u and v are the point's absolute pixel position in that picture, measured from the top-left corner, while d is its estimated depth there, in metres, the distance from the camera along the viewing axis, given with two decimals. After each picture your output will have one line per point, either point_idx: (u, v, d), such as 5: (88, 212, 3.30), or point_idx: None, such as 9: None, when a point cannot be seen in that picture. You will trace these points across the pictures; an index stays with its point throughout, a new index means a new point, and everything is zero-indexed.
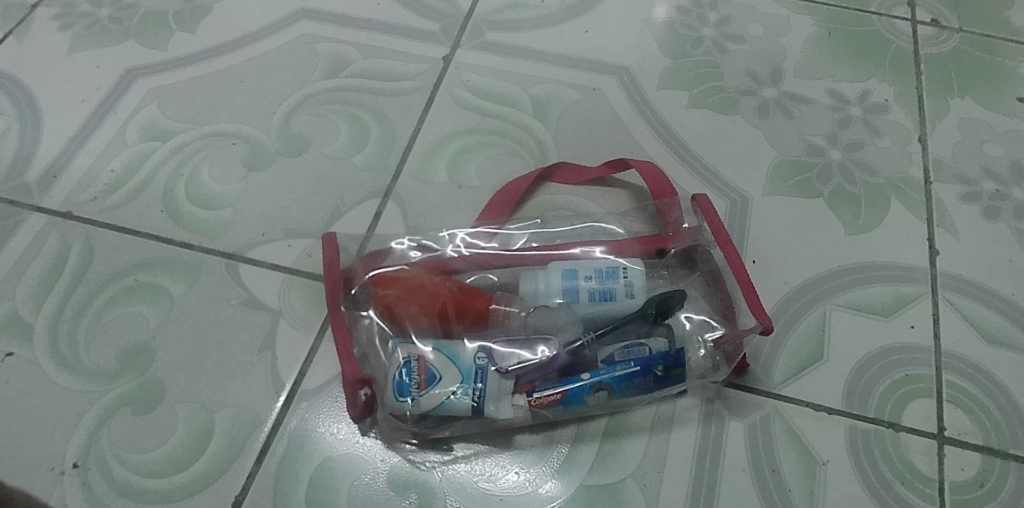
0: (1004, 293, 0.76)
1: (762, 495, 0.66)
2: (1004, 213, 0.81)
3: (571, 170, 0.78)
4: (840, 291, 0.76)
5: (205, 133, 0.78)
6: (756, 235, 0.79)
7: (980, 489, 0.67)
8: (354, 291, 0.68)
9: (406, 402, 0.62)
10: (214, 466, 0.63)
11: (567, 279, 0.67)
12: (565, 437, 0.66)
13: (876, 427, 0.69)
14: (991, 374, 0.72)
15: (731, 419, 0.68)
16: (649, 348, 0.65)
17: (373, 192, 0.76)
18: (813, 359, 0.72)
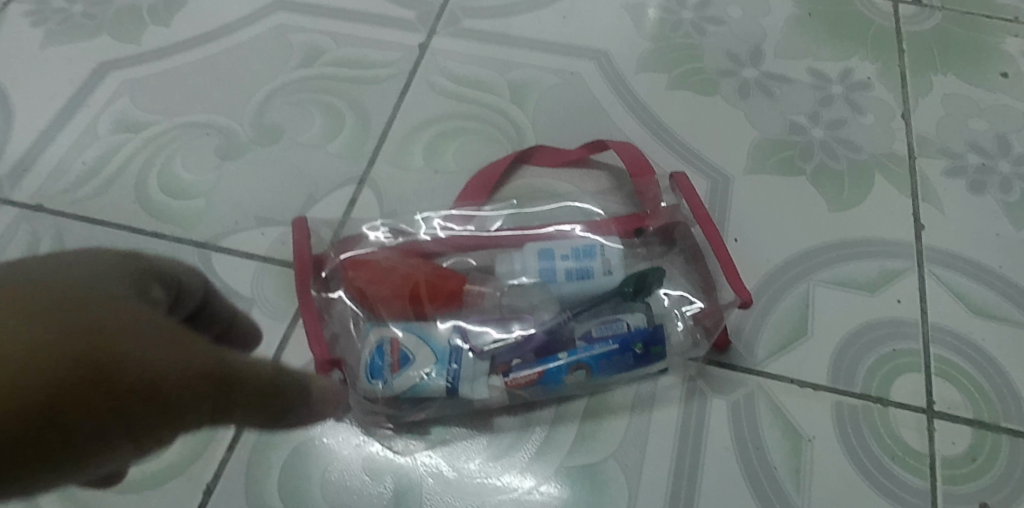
0: (992, 267, 0.75)
1: (748, 473, 0.65)
2: (990, 187, 0.80)
3: (547, 153, 0.76)
4: (824, 267, 0.75)
5: (178, 124, 0.78)
6: (737, 213, 0.78)
7: (973, 464, 0.66)
8: (325, 274, 0.67)
9: (378, 385, 0.60)
10: (186, 454, 0.62)
11: (543, 259, 0.66)
12: (545, 418, 0.65)
13: (864, 402, 0.68)
14: (980, 346, 0.71)
15: (714, 396, 0.67)
16: (627, 324, 0.64)
17: (348, 179, 0.75)
18: (798, 335, 0.71)
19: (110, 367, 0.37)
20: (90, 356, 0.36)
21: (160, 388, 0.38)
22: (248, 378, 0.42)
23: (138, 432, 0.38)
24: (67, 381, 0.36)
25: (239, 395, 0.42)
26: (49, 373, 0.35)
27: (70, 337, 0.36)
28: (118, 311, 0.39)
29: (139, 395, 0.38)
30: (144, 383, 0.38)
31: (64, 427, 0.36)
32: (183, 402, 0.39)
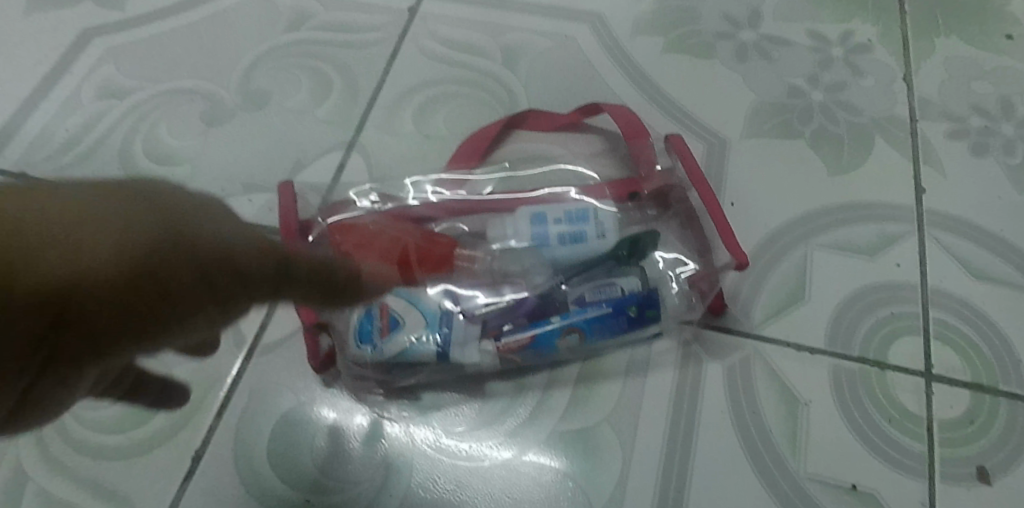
0: (994, 230, 0.73)
1: (742, 438, 0.64)
2: (993, 149, 0.77)
3: (540, 117, 0.75)
4: (823, 231, 0.73)
5: (163, 90, 0.76)
6: (734, 177, 0.76)
7: (971, 427, 0.65)
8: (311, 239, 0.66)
9: (367, 350, 0.59)
10: (174, 421, 0.61)
11: (537, 224, 0.64)
12: (538, 384, 0.64)
13: (861, 366, 0.66)
14: (980, 310, 0.69)
15: (709, 361, 0.66)
16: (621, 288, 0.62)
17: (336, 144, 0.74)
18: (795, 299, 0.69)
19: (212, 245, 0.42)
20: (161, 243, 0.40)
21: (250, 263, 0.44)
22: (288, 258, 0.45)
23: (212, 308, 0.43)
24: (145, 260, 0.39)
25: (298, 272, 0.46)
26: (130, 253, 0.39)
27: (142, 223, 0.40)
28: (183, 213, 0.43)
29: (222, 278, 0.42)
30: (230, 259, 0.43)
31: (146, 303, 0.40)
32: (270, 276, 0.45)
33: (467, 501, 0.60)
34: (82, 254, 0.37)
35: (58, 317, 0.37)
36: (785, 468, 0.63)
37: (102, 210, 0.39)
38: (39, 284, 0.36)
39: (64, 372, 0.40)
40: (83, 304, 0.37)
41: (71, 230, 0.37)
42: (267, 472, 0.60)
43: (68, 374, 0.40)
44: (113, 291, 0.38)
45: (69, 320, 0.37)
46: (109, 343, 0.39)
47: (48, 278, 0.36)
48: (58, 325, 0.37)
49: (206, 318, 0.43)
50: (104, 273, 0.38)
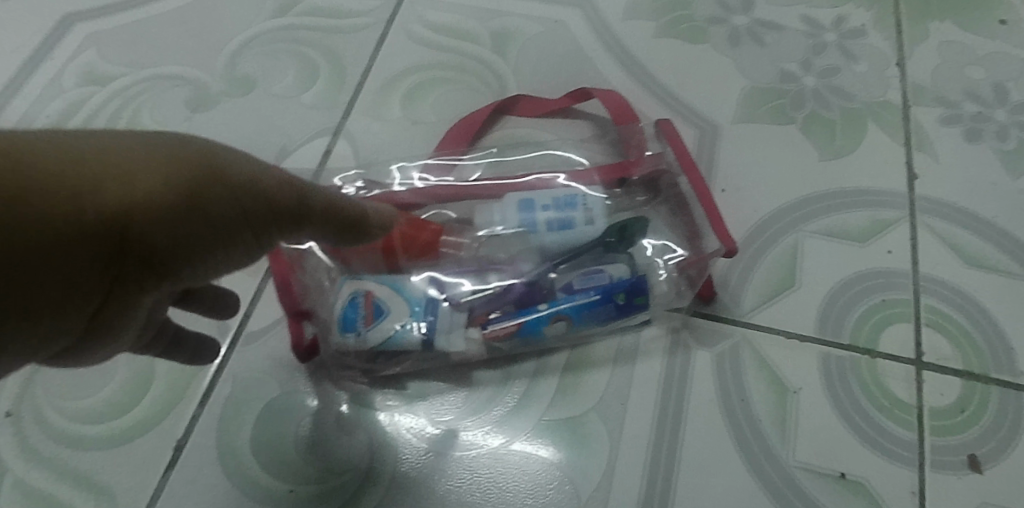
0: (986, 217, 0.72)
1: (730, 426, 0.63)
2: (985, 135, 0.76)
3: (530, 103, 0.74)
4: (814, 218, 0.72)
5: (146, 76, 0.75)
6: (725, 164, 0.75)
7: (962, 415, 0.64)
8: None
9: (351, 338, 0.59)
10: (157, 410, 0.61)
11: (524, 210, 0.64)
12: (525, 372, 0.64)
13: (851, 354, 0.66)
14: (971, 297, 0.69)
15: (698, 348, 0.66)
16: (609, 276, 0.62)
17: (322, 130, 0.74)
18: (784, 287, 0.69)
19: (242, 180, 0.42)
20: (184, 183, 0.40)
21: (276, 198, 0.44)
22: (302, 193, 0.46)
23: (253, 232, 0.44)
24: (190, 183, 0.40)
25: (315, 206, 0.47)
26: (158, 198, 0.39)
27: (178, 148, 0.40)
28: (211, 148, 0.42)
29: (262, 202, 0.43)
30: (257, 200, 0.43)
31: (198, 224, 0.40)
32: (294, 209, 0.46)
33: (453, 490, 0.60)
34: (132, 179, 0.38)
35: (120, 240, 0.38)
36: (774, 456, 0.63)
37: (138, 138, 0.40)
38: (99, 206, 0.37)
39: (129, 294, 0.41)
40: (140, 227, 0.38)
41: (115, 156, 0.38)
42: (250, 461, 0.60)
43: (131, 298, 0.41)
44: (168, 212, 0.39)
45: (131, 241, 0.39)
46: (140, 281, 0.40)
47: (107, 203, 0.37)
48: (121, 248, 0.38)
49: (250, 242, 0.44)
50: (154, 196, 0.39)
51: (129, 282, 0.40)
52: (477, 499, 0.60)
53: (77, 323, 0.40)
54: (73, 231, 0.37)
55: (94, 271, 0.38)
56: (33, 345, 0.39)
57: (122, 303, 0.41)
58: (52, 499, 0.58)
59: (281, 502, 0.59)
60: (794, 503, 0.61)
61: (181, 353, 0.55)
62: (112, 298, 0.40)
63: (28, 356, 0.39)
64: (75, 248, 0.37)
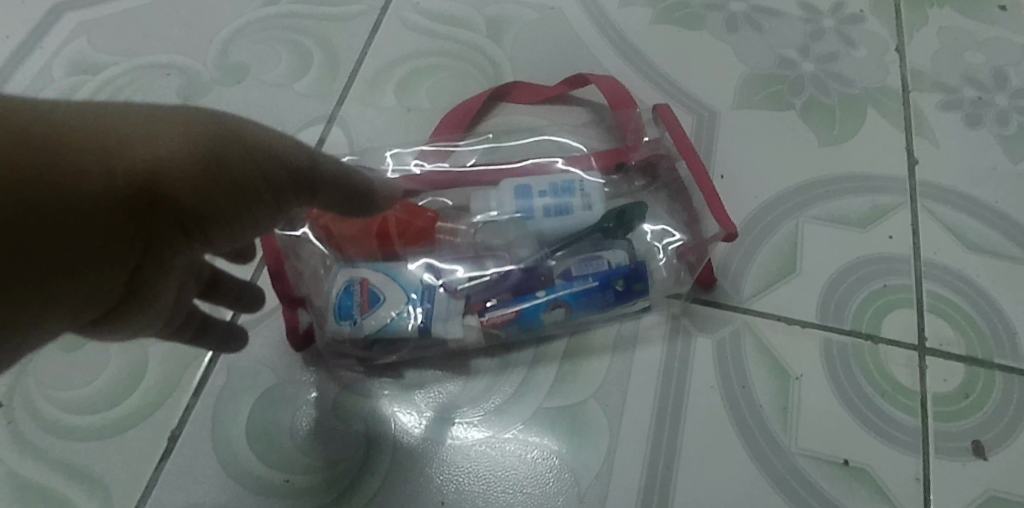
0: (989, 202, 0.71)
1: (732, 413, 0.63)
2: (986, 120, 0.75)
3: (526, 89, 0.73)
4: (815, 204, 0.71)
5: (137, 64, 0.74)
6: (723, 150, 0.74)
7: (966, 400, 0.63)
8: None
9: (346, 326, 0.58)
10: (150, 400, 0.60)
11: (520, 197, 0.63)
12: (523, 360, 0.63)
13: (854, 340, 0.65)
14: (974, 283, 0.67)
15: (698, 335, 0.65)
16: (608, 262, 0.61)
17: (317, 117, 0.73)
18: (785, 273, 0.68)
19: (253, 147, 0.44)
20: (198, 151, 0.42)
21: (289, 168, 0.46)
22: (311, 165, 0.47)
23: (269, 197, 0.46)
24: (205, 146, 0.42)
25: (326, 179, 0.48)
26: (175, 163, 0.41)
27: (190, 117, 0.43)
28: (223, 123, 0.44)
29: (276, 165, 0.45)
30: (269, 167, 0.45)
31: (218, 184, 0.43)
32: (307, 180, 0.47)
33: (451, 480, 0.59)
34: (150, 145, 0.41)
35: (146, 201, 0.40)
36: (776, 443, 0.62)
37: (154, 112, 0.42)
38: (122, 170, 0.39)
39: (162, 257, 0.43)
40: (163, 189, 0.41)
41: (130, 128, 0.41)
42: (246, 452, 0.59)
43: (165, 262, 0.43)
44: (188, 174, 0.41)
45: (156, 203, 0.41)
46: (164, 244, 0.42)
47: (128, 167, 0.40)
48: (148, 209, 0.41)
49: (271, 204, 0.46)
50: (170, 159, 0.41)
51: (160, 246, 0.42)
52: (476, 489, 0.59)
53: (115, 287, 0.42)
54: (100, 194, 0.39)
55: (125, 232, 0.40)
56: (75, 309, 0.41)
57: (155, 267, 0.43)
58: (45, 490, 0.58)
59: (278, 493, 0.58)
60: (797, 490, 0.61)
61: (210, 338, 0.55)
62: (145, 262, 0.42)
63: (70, 321, 0.41)
64: (99, 208, 0.39)
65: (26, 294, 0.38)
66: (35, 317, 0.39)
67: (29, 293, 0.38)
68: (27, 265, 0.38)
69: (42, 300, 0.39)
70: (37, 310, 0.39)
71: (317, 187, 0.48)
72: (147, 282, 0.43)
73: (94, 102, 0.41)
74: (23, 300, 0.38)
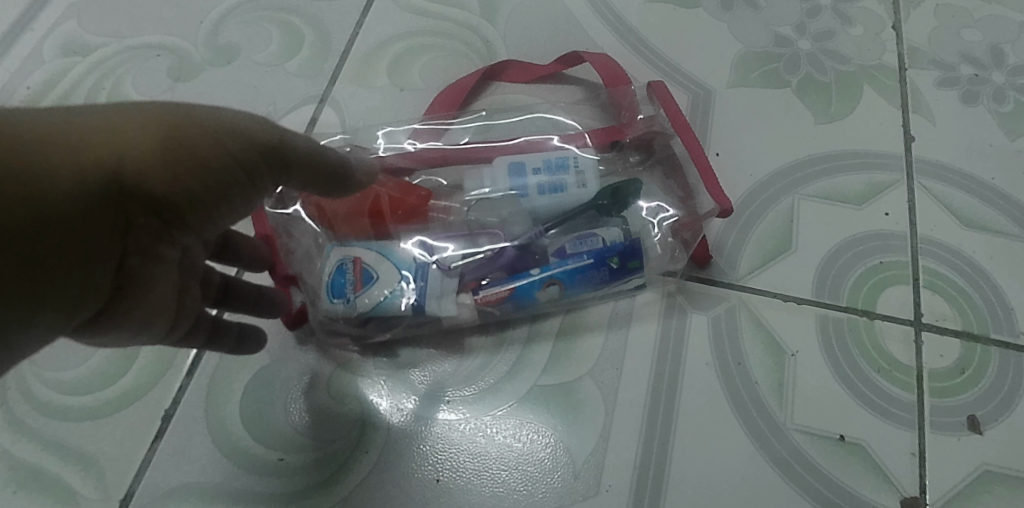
0: (986, 179, 0.71)
1: (727, 390, 0.62)
2: (982, 97, 0.74)
3: (519, 68, 0.73)
4: (811, 180, 0.71)
5: (127, 45, 0.74)
6: (719, 127, 0.73)
7: (962, 376, 0.63)
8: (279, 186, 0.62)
9: (339, 305, 0.58)
10: (143, 381, 0.60)
11: (514, 175, 0.62)
12: (518, 338, 0.63)
13: (849, 315, 0.65)
14: (970, 259, 0.67)
15: (692, 312, 0.65)
16: (603, 239, 0.61)
17: (309, 97, 0.72)
18: (781, 250, 0.67)
19: (222, 134, 0.48)
20: (168, 144, 0.45)
21: (256, 149, 0.49)
22: (279, 147, 0.50)
23: (244, 178, 0.49)
24: (169, 137, 0.46)
25: (297, 159, 0.51)
26: (148, 156, 0.45)
27: (153, 112, 0.46)
28: (191, 117, 0.47)
29: (246, 149, 0.49)
30: (237, 151, 0.48)
31: (187, 172, 0.46)
32: (279, 160, 0.50)
33: (446, 457, 0.59)
34: (114, 141, 0.44)
35: (119, 193, 0.44)
36: (772, 419, 0.62)
37: (127, 113, 0.46)
38: (93, 168, 0.43)
39: (146, 248, 0.46)
40: (132, 180, 0.44)
41: (95, 128, 0.44)
42: (240, 432, 0.59)
43: (150, 254, 0.46)
44: (154, 164, 0.45)
45: (130, 194, 0.44)
46: (149, 232, 0.46)
47: (100, 163, 0.43)
48: (121, 201, 0.44)
49: (246, 188, 0.49)
50: (142, 154, 0.45)
51: (142, 237, 0.45)
52: (472, 467, 0.59)
53: (105, 280, 0.45)
54: (72, 190, 0.42)
55: (104, 225, 0.43)
56: (68, 306, 0.44)
57: (141, 258, 0.46)
58: (39, 471, 0.58)
59: (272, 471, 0.58)
60: (793, 466, 0.61)
61: (225, 340, 0.56)
62: (132, 252, 0.45)
63: (65, 321, 0.44)
64: (81, 204, 0.42)
65: (17, 293, 0.42)
66: (29, 316, 0.42)
67: (21, 292, 0.42)
68: (15, 263, 0.41)
69: (34, 298, 0.42)
70: (31, 308, 0.42)
71: (285, 169, 0.51)
72: (136, 276, 0.46)
73: (71, 111, 0.45)
74: (16, 298, 0.42)
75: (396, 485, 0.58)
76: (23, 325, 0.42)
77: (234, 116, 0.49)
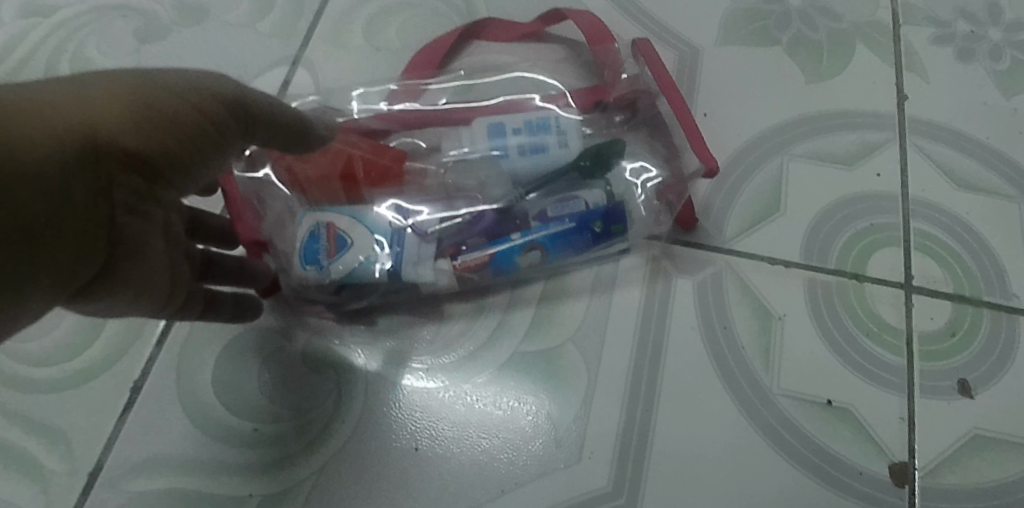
0: (981, 139, 0.69)
1: (713, 355, 0.61)
2: (978, 55, 0.72)
3: (500, 26, 0.70)
4: (801, 140, 0.69)
5: (92, 6, 0.71)
6: (706, 87, 0.71)
7: (952, 339, 0.62)
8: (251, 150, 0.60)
9: (313, 272, 0.56)
10: (110, 352, 0.59)
11: (494, 135, 0.60)
12: (498, 305, 0.62)
13: (838, 279, 0.63)
14: (964, 221, 0.65)
15: (678, 276, 0.63)
16: (585, 203, 0.59)
17: (281, 59, 0.70)
18: (769, 212, 0.65)
19: (189, 92, 0.46)
20: (138, 106, 0.44)
21: (225, 104, 0.47)
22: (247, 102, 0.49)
23: (217, 135, 0.47)
24: (135, 97, 0.44)
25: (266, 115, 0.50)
26: (119, 118, 0.43)
27: (114, 78, 0.44)
28: (153, 80, 0.45)
29: (216, 105, 0.47)
30: (206, 107, 0.47)
31: (163, 129, 0.44)
32: (249, 115, 0.49)
33: (426, 426, 0.58)
34: (81, 107, 0.42)
35: (96, 151, 0.42)
36: (758, 384, 0.60)
37: (90, 83, 0.44)
38: (67, 134, 0.41)
39: (133, 205, 0.44)
40: (106, 138, 0.42)
41: (59, 97, 0.42)
42: (212, 402, 0.58)
43: (136, 212, 0.45)
44: (126, 124, 0.43)
45: (105, 152, 0.42)
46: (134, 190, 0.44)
47: (73, 127, 0.41)
48: (98, 159, 0.42)
49: (219, 145, 0.48)
50: (114, 116, 0.43)
51: (125, 193, 0.44)
52: (451, 436, 0.58)
53: (98, 243, 0.43)
54: (47, 153, 0.40)
55: (86, 184, 0.41)
56: (62, 271, 0.42)
57: (129, 216, 0.44)
58: (5, 444, 0.56)
59: (247, 442, 0.57)
60: (780, 433, 0.59)
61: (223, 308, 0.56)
62: (119, 212, 0.44)
63: (60, 288, 0.42)
64: (61, 170, 0.40)
65: (3, 259, 0.39)
66: (19, 285, 0.40)
67: (11, 260, 0.40)
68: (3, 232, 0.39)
69: (23, 265, 0.40)
70: (20, 276, 0.40)
71: (252, 123, 0.49)
72: (124, 236, 0.44)
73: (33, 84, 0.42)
74: (3, 265, 0.39)
75: (375, 455, 0.57)
76: (11, 297, 0.41)
77: (198, 75, 0.47)
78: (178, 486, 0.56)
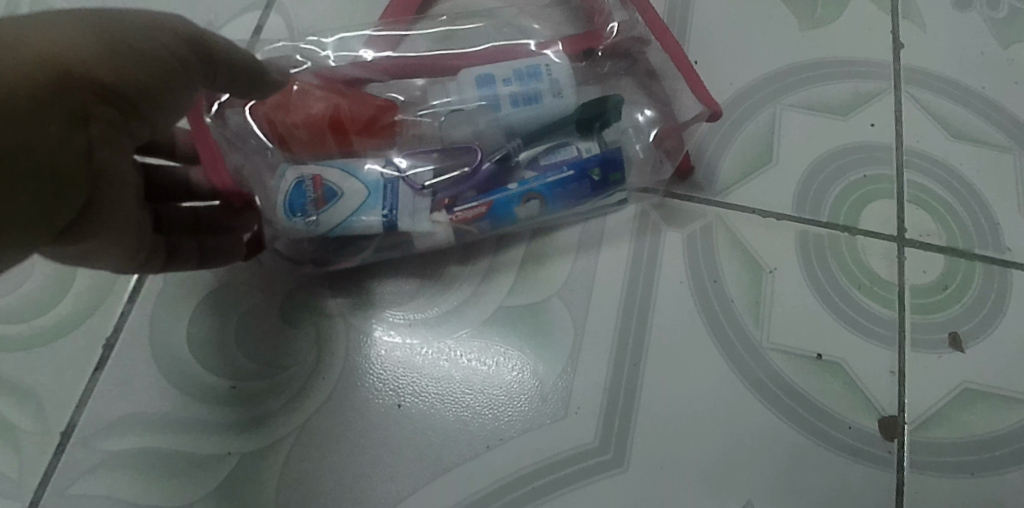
0: (977, 89, 0.67)
1: (702, 310, 0.60)
2: (976, 2, 0.70)
3: None
4: (794, 90, 0.67)
5: None
6: (697, 34, 0.69)
7: (945, 292, 0.60)
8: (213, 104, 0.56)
9: (304, 222, 0.54)
10: (80, 308, 0.57)
11: (482, 85, 0.59)
12: (482, 259, 0.60)
13: (831, 232, 0.62)
14: (958, 173, 0.64)
15: (667, 230, 0.62)
16: (578, 149, 0.58)
17: (254, 4, 0.67)
18: (760, 164, 0.64)
19: (155, 29, 0.44)
20: (105, 41, 0.42)
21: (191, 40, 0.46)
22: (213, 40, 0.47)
23: (187, 74, 0.46)
24: (100, 31, 0.42)
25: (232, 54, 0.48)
26: (87, 52, 0.41)
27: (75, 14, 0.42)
28: (116, 16, 0.43)
29: (182, 41, 0.45)
30: (173, 45, 0.45)
31: (132, 65, 0.43)
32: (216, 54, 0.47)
33: (408, 382, 0.57)
34: (47, 42, 0.40)
35: (68, 82, 0.40)
36: (747, 339, 0.59)
37: (51, 18, 0.41)
38: (36, 67, 0.39)
39: (108, 141, 0.43)
40: (75, 73, 0.40)
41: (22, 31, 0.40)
42: (187, 359, 0.56)
43: (109, 152, 0.43)
44: (95, 60, 0.41)
45: (74, 85, 0.40)
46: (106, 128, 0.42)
47: (41, 61, 0.39)
48: (69, 93, 0.40)
49: (189, 85, 0.46)
50: (81, 51, 0.41)
51: (100, 129, 0.42)
52: (435, 392, 0.57)
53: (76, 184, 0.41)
54: (16, 85, 0.38)
55: (60, 117, 0.40)
56: (40, 209, 0.40)
57: (103, 157, 0.42)
58: None
59: (223, 400, 0.56)
60: (769, 388, 0.58)
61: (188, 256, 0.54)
62: (94, 149, 0.42)
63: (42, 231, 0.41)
64: (32, 103, 0.38)
65: None
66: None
67: None
68: None
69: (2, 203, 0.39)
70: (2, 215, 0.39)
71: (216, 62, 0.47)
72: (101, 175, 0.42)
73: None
74: None
75: (356, 411, 0.56)
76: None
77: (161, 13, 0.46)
78: (151, 445, 0.55)
